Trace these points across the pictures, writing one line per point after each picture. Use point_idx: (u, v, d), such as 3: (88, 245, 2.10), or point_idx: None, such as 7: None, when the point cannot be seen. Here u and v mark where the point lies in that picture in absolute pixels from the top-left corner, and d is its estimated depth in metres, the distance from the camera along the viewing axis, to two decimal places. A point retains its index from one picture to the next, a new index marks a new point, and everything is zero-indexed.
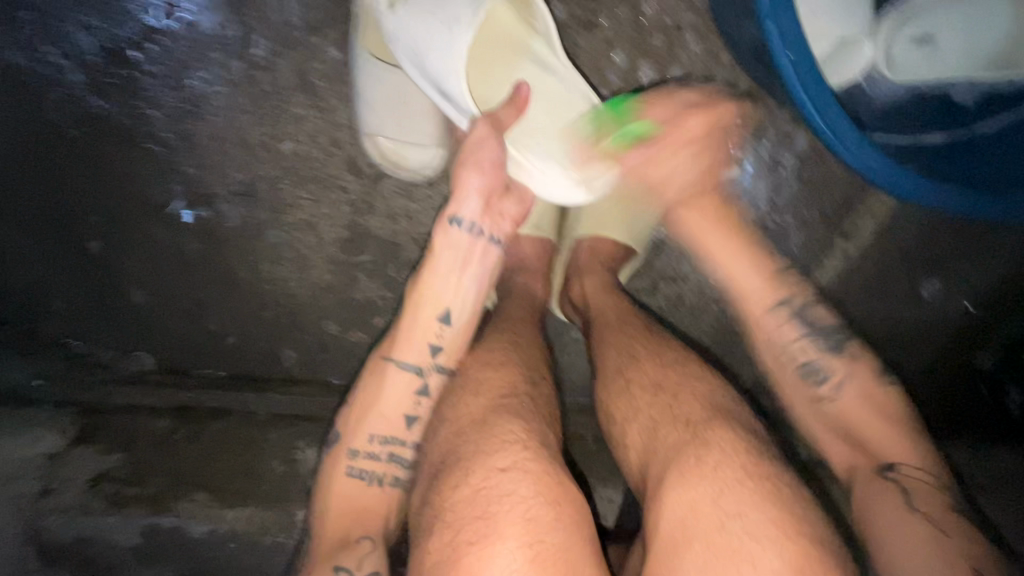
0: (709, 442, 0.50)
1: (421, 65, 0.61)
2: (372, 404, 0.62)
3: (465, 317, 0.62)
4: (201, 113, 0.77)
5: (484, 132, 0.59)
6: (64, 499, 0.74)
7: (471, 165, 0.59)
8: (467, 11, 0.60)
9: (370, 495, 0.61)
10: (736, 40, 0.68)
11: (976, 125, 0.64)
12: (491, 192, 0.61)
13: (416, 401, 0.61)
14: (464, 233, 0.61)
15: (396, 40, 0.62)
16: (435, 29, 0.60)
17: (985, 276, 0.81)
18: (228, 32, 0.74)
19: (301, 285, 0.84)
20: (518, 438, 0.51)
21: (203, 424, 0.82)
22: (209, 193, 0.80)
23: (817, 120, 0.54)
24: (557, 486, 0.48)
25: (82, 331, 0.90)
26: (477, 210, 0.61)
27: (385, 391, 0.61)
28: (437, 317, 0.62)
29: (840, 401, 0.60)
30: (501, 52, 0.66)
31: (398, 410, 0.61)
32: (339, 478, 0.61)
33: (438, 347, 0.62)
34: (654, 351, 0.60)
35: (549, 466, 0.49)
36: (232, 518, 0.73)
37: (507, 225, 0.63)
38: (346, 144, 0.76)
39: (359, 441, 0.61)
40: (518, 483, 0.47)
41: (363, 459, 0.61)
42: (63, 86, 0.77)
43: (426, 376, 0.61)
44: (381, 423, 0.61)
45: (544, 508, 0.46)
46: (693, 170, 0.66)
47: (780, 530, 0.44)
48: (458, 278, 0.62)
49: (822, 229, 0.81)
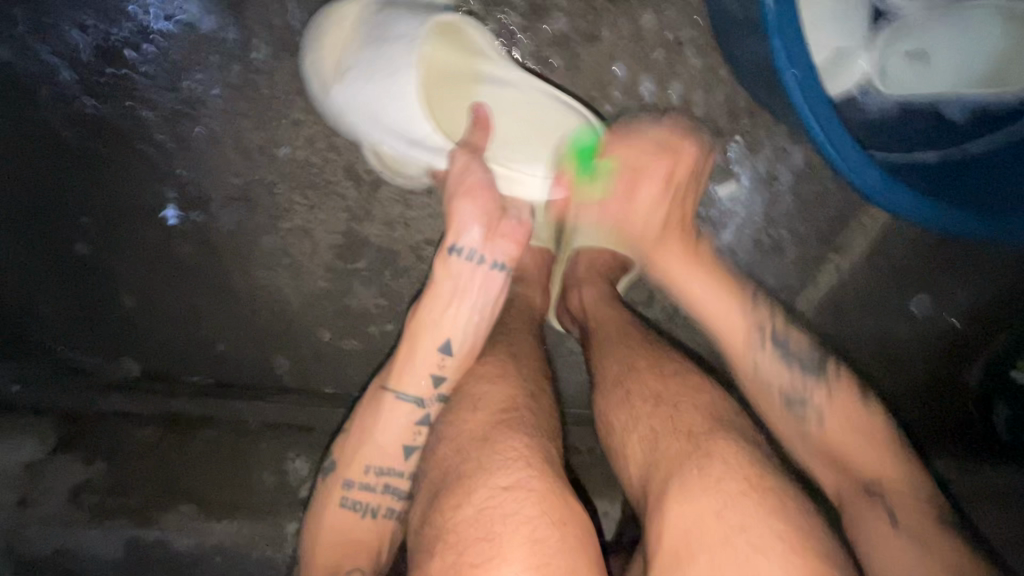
0: (709, 453, 0.49)
1: (381, 120, 0.64)
2: (367, 434, 0.60)
3: (467, 347, 0.60)
4: (197, 115, 0.76)
5: (464, 161, 0.60)
6: (43, 511, 0.72)
7: (462, 194, 0.59)
8: (404, 49, 0.61)
9: (363, 528, 0.60)
10: (737, 57, 0.68)
11: (966, 144, 0.65)
12: (489, 216, 0.60)
13: (415, 431, 0.59)
14: (465, 262, 0.59)
15: (351, 108, 0.64)
16: (384, 85, 0.62)
17: (972, 294, 0.83)
18: (226, 35, 0.73)
19: (295, 292, 0.83)
20: (522, 454, 0.50)
21: (191, 431, 0.80)
22: (203, 196, 0.79)
23: (820, 135, 0.54)
24: (562, 506, 0.48)
25: (67, 337, 0.87)
26: (478, 237, 0.60)
27: (381, 421, 0.60)
28: (438, 348, 0.59)
29: (824, 400, 0.60)
30: (456, 81, 0.66)
31: (396, 440, 0.60)
32: (334, 507, 0.60)
33: (439, 377, 0.60)
34: (654, 362, 0.60)
35: (553, 483, 0.49)
36: (218, 531, 0.71)
37: (511, 247, 0.61)
38: (344, 150, 0.76)
39: (355, 472, 0.60)
40: (522, 502, 0.47)
41: (358, 491, 0.60)
42: (55, 85, 0.75)
43: (427, 406, 0.59)
44: (377, 453, 0.60)
45: (549, 529, 0.45)
46: (661, 210, 0.65)
47: (783, 543, 0.44)
48: (457, 309, 0.60)
49: (817, 244, 0.82)
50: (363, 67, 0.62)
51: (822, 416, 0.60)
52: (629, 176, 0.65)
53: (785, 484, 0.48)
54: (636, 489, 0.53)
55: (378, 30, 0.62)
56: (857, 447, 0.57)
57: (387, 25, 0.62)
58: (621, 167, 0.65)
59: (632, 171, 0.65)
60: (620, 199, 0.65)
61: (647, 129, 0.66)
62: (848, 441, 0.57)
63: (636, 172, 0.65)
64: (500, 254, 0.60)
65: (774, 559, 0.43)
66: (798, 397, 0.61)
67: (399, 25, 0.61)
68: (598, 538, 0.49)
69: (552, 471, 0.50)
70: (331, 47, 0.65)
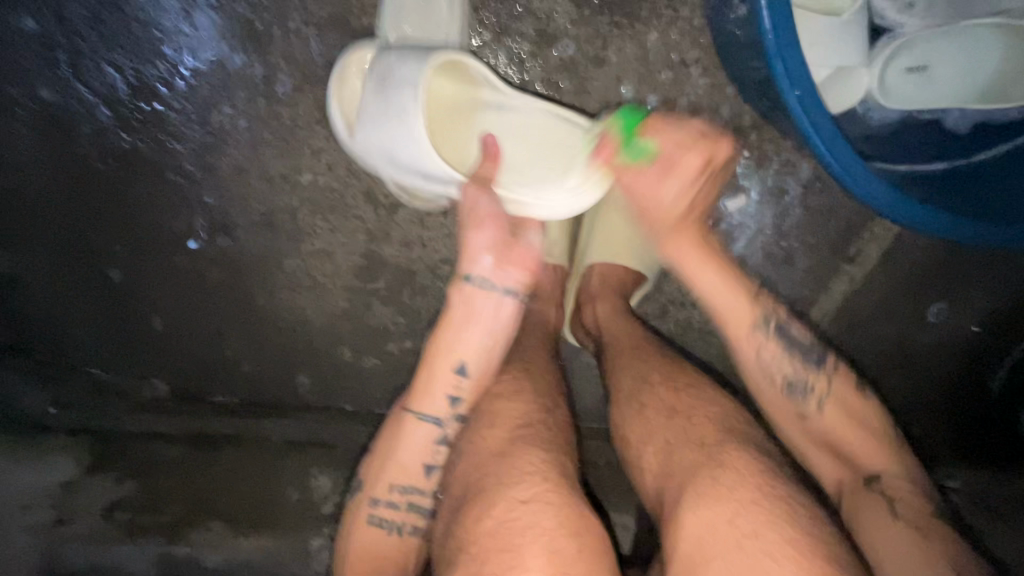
0: (723, 463, 0.50)
1: (395, 160, 0.66)
2: (390, 454, 0.62)
3: (482, 367, 0.62)
4: (224, 146, 0.79)
5: (476, 191, 0.62)
6: (78, 529, 0.74)
7: (473, 225, 0.62)
8: (408, 89, 0.61)
9: (389, 544, 0.61)
10: (741, 76, 0.70)
11: (975, 154, 0.66)
12: (500, 244, 0.63)
13: (435, 449, 0.61)
14: (477, 288, 0.62)
15: (368, 153, 0.68)
16: (393, 128, 0.63)
17: (990, 300, 0.83)
18: (251, 69, 0.76)
19: (317, 312, 0.86)
20: (539, 468, 0.52)
21: (220, 449, 0.83)
22: (229, 223, 0.82)
23: (828, 156, 0.55)
24: (578, 517, 0.49)
25: (103, 359, 0.91)
26: (490, 266, 0.62)
27: (403, 440, 0.61)
28: (453, 369, 0.61)
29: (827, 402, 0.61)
30: (460, 111, 0.69)
31: (417, 459, 0.61)
32: (361, 526, 0.61)
33: (456, 397, 0.61)
34: (668, 374, 0.61)
35: (569, 496, 0.50)
36: (249, 546, 0.73)
37: (521, 274, 0.63)
38: (364, 174, 0.78)
39: (380, 489, 0.61)
40: (540, 514, 0.48)
41: (383, 509, 0.61)
42: (91, 122, 0.79)
43: (445, 426, 0.61)
44: (399, 473, 0.61)
45: (567, 540, 0.46)
46: (681, 197, 0.63)
47: (798, 549, 0.44)
48: (471, 332, 0.61)
49: (828, 254, 0.83)
50: (374, 113, 0.64)
51: (820, 425, 0.60)
52: (660, 166, 0.62)
53: (797, 493, 0.49)
54: (652, 499, 0.54)
55: (385, 78, 0.63)
56: (865, 449, 0.59)
57: (391, 73, 0.63)
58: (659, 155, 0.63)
59: (669, 159, 0.62)
60: (651, 178, 0.63)
61: (682, 122, 0.64)
62: (856, 445, 0.59)
63: (668, 163, 0.62)
64: (509, 281, 0.63)
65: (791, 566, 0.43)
66: (806, 396, 0.62)
67: (402, 67, 0.62)
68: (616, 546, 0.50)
69: (567, 482, 0.52)
70: (348, 95, 0.70)
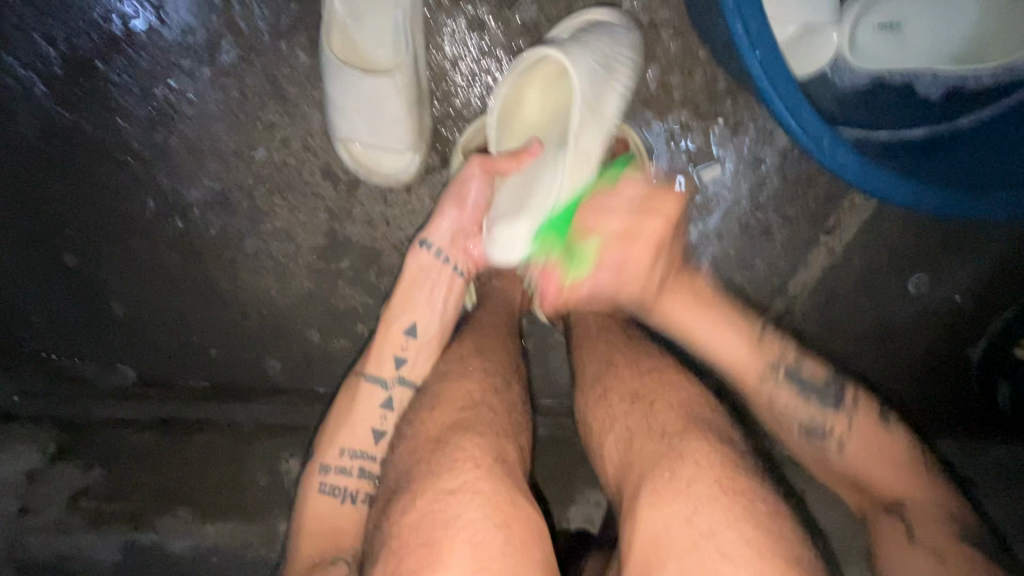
0: (683, 454, 0.48)
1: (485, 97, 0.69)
2: (345, 420, 0.63)
3: (432, 329, 0.64)
4: (172, 123, 0.76)
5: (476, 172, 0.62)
6: (41, 518, 0.74)
7: (452, 201, 0.63)
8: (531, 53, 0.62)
9: (343, 515, 0.61)
10: (709, 37, 0.66)
11: (958, 120, 0.63)
12: (464, 229, 0.64)
13: (382, 414, 0.62)
14: (431, 256, 0.64)
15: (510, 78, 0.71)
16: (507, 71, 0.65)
17: (978, 269, 0.81)
18: (195, 39, 0.72)
19: (282, 295, 0.83)
20: (473, 453, 0.49)
21: (186, 437, 0.81)
22: (184, 204, 0.79)
23: (790, 123, 0.52)
24: (508, 508, 0.47)
25: (60, 346, 0.88)
26: (446, 239, 0.64)
27: (356, 406, 0.62)
28: (404, 331, 0.63)
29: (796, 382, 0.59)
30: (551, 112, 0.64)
31: (367, 424, 0.62)
32: (314, 497, 0.61)
33: (402, 359, 0.63)
34: (632, 356, 0.59)
35: (502, 486, 0.48)
36: (213, 533, 0.73)
37: (475, 258, 0.66)
38: (320, 150, 0.75)
39: (331, 454, 0.62)
40: (467, 506, 0.46)
41: (335, 476, 0.61)
42: (31, 99, 0.76)
43: (391, 389, 0.62)
44: (352, 436, 0.62)
45: (492, 531, 0.45)
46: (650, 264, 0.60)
47: (755, 550, 0.43)
48: (429, 298, 0.64)
49: (807, 225, 0.80)
50: None
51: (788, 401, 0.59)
52: (619, 238, 0.60)
53: (755, 484, 0.47)
54: (613, 488, 0.52)
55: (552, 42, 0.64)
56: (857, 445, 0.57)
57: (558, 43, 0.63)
58: (614, 236, 0.61)
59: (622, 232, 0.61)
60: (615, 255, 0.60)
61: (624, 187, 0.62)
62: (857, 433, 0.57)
63: (627, 234, 0.60)
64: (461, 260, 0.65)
65: (744, 566, 0.42)
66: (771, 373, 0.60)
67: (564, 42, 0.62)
68: (549, 535, 0.48)
69: (508, 472, 0.49)
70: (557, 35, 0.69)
